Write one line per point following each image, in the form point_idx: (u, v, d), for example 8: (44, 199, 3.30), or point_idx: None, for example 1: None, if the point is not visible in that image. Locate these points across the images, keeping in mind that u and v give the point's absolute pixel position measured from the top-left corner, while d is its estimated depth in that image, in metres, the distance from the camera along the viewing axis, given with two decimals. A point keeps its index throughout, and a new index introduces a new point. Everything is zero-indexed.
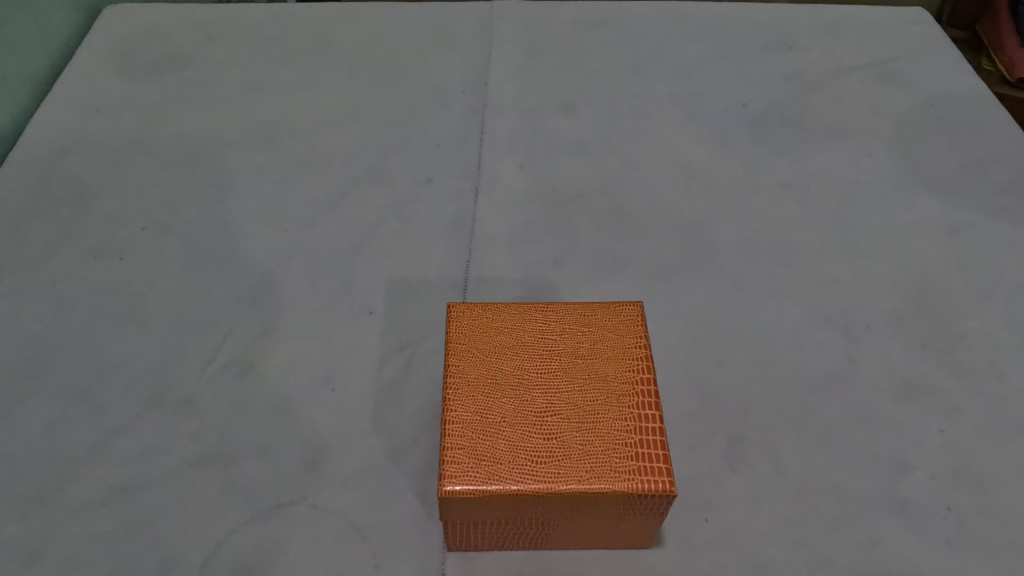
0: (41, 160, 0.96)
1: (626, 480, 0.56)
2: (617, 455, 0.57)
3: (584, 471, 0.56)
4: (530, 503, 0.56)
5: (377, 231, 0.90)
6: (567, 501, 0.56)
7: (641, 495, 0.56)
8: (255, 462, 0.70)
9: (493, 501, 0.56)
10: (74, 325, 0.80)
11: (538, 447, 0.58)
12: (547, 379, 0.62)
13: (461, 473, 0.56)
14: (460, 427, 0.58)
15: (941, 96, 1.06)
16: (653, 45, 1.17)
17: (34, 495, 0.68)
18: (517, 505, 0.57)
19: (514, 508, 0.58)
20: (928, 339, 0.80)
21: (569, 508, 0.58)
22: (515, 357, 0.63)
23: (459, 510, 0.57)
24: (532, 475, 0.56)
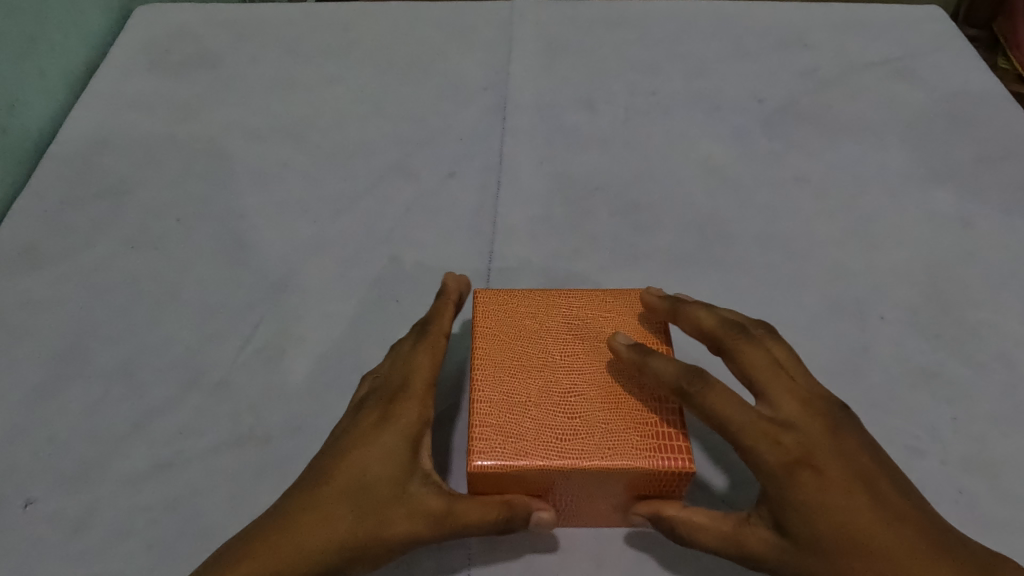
0: (78, 154, 0.99)
1: (650, 457, 0.58)
2: (638, 434, 0.60)
3: (607, 448, 0.59)
4: (555, 479, 0.59)
5: (401, 223, 0.93)
6: (590, 478, 0.59)
7: (663, 472, 0.58)
8: (287, 442, 0.73)
9: (518, 477, 0.59)
10: (113, 311, 0.84)
11: (562, 426, 0.60)
12: (569, 362, 0.64)
13: (489, 449, 0.58)
14: (487, 406, 0.61)
15: (957, 93, 1.07)
16: (672, 42, 1.18)
17: (79, 471, 0.72)
18: (541, 481, 0.59)
19: (539, 485, 0.60)
20: (941, 329, 0.82)
21: (591, 486, 0.60)
22: (539, 342, 0.66)
23: (485, 486, 0.60)
24: (557, 451, 0.58)
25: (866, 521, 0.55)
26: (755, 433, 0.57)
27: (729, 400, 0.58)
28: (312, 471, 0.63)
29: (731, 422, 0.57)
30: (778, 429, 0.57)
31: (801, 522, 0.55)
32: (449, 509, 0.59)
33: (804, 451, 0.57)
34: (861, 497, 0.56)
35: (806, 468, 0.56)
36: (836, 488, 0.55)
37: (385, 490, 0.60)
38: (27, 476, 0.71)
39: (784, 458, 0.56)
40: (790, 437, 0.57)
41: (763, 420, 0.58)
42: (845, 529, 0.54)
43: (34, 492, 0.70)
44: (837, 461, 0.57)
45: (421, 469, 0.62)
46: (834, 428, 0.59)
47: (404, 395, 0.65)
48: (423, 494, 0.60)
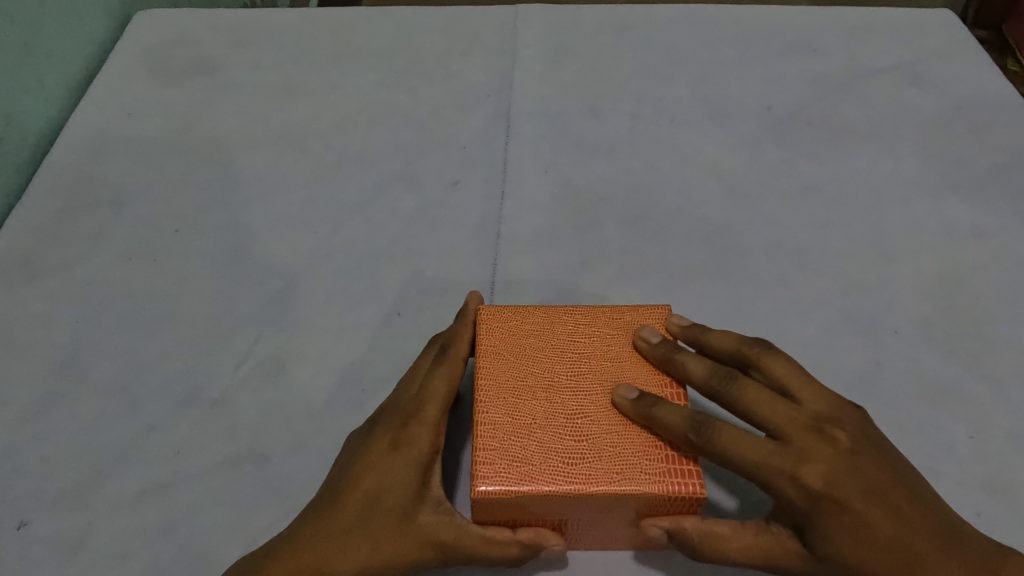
0: (76, 163, 0.98)
1: (660, 484, 0.56)
2: (646, 457, 0.58)
3: (614, 473, 0.57)
4: (562, 506, 0.57)
5: (404, 234, 0.91)
6: (598, 504, 0.57)
7: (673, 497, 0.56)
8: (287, 461, 0.72)
9: (522, 504, 0.57)
10: (110, 325, 0.82)
11: (568, 449, 0.58)
12: (575, 382, 0.62)
13: (492, 475, 0.57)
14: (491, 429, 0.59)
15: (969, 99, 1.05)
16: (678, 47, 1.16)
17: (74, 491, 0.70)
18: (547, 508, 0.58)
19: (545, 511, 0.58)
20: (956, 344, 0.80)
21: (599, 511, 0.58)
22: (545, 360, 0.64)
23: (490, 513, 0.58)
24: (563, 475, 0.57)
25: (893, 541, 0.54)
26: (771, 474, 0.56)
27: (739, 446, 0.56)
28: (324, 493, 0.63)
29: (745, 465, 0.56)
30: (795, 463, 0.55)
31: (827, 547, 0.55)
32: (457, 544, 0.58)
33: (826, 484, 0.55)
34: (887, 519, 0.54)
35: (829, 501, 0.54)
36: (857, 511, 0.54)
37: (396, 519, 0.59)
38: (21, 496, 0.70)
39: (806, 494, 0.55)
40: (810, 470, 0.55)
41: (778, 457, 0.56)
42: (872, 553, 0.54)
43: (28, 512, 0.69)
44: (859, 485, 0.55)
45: (432, 496, 0.61)
46: (851, 450, 0.56)
47: (416, 420, 0.63)
48: (434, 525, 0.59)
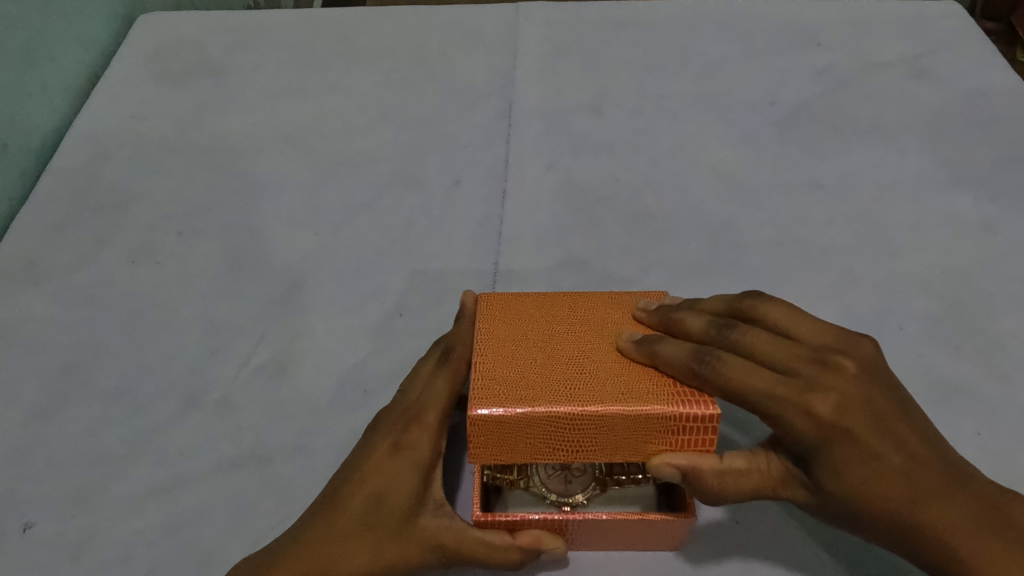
0: (79, 168, 0.98)
1: (671, 403, 0.54)
2: (653, 385, 0.56)
3: (620, 396, 0.55)
4: (568, 433, 0.55)
5: (405, 235, 0.91)
6: (606, 428, 0.55)
7: (685, 417, 0.54)
8: (289, 463, 0.72)
9: (523, 428, 0.54)
10: (113, 328, 0.83)
11: (570, 379, 0.57)
12: (574, 330, 0.62)
13: (489, 399, 0.55)
14: (488, 363, 0.58)
15: (975, 92, 1.04)
16: (680, 43, 1.15)
17: (78, 494, 0.71)
18: (552, 436, 0.55)
19: (549, 444, 0.56)
20: (963, 340, 0.79)
21: (608, 444, 0.56)
22: (544, 315, 0.63)
23: (489, 445, 0.56)
24: (566, 397, 0.55)
25: (901, 478, 0.53)
26: (779, 404, 0.54)
27: (745, 377, 0.55)
28: (325, 497, 0.63)
29: (751, 396, 0.55)
30: (803, 393, 0.54)
31: (833, 480, 0.54)
32: (458, 547, 0.59)
33: (837, 412, 0.53)
34: (895, 453, 0.54)
35: (840, 432, 0.53)
36: (866, 441, 0.53)
37: (396, 522, 0.59)
38: (25, 498, 0.70)
39: (816, 423, 0.53)
40: (822, 399, 0.53)
41: (785, 386, 0.54)
42: (878, 489, 0.53)
43: (33, 516, 0.69)
44: (869, 417, 0.54)
45: (433, 499, 0.61)
46: (858, 379, 0.55)
47: (417, 424, 0.63)
48: (434, 528, 0.59)
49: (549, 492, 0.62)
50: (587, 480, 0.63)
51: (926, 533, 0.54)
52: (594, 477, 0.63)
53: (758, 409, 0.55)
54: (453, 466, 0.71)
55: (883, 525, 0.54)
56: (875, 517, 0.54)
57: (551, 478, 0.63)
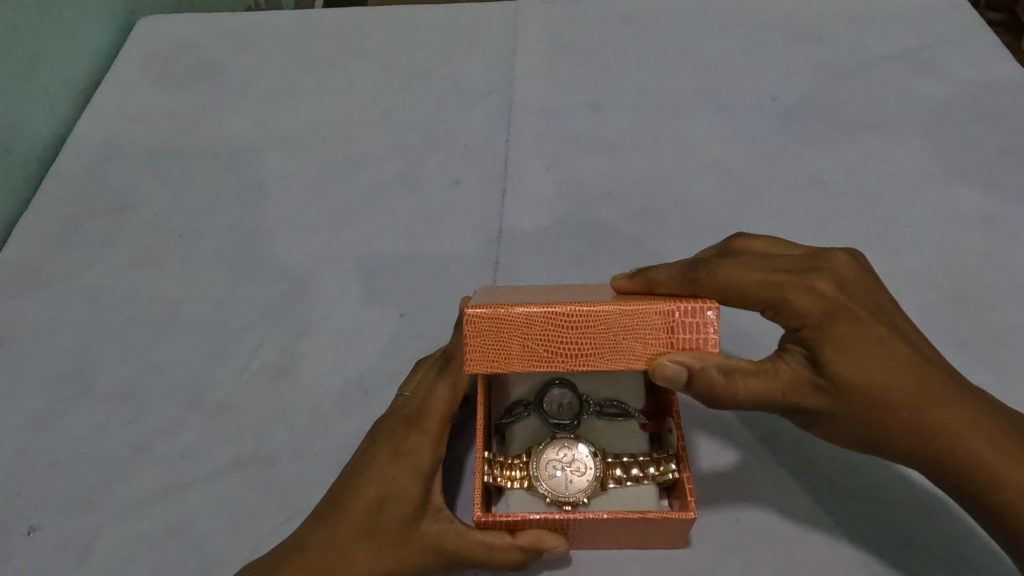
0: (81, 172, 0.99)
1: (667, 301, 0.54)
2: (646, 301, 0.57)
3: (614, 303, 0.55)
4: (565, 330, 0.54)
5: (406, 235, 0.91)
6: (605, 325, 0.53)
7: (683, 313, 0.53)
8: (291, 464, 0.72)
9: (520, 319, 0.54)
10: (115, 331, 0.83)
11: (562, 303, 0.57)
12: (560, 297, 0.64)
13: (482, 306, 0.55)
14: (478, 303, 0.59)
15: (980, 85, 1.03)
16: (681, 37, 1.14)
17: (82, 498, 0.71)
18: (549, 335, 0.54)
19: (547, 346, 0.54)
20: (965, 337, 0.79)
21: (608, 347, 0.54)
22: (529, 296, 0.67)
23: (485, 346, 0.54)
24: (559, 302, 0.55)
25: (901, 360, 0.56)
26: (779, 289, 0.57)
27: (742, 272, 0.59)
28: (327, 502, 0.63)
29: (751, 288, 0.58)
30: (798, 277, 0.57)
31: (844, 368, 0.55)
32: (458, 550, 0.58)
33: (833, 291, 0.56)
34: (896, 342, 0.57)
35: (841, 314, 0.55)
36: (865, 321, 0.56)
37: (398, 526, 0.59)
38: (30, 500, 0.71)
39: (818, 306, 0.56)
40: (819, 281, 0.56)
41: (783, 275, 0.57)
42: (883, 377, 0.55)
43: (38, 519, 0.70)
44: (868, 306, 0.57)
45: (433, 503, 0.61)
46: (851, 267, 0.58)
47: (417, 430, 0.64)
48: (436, 533, 0.59)
49: (549, 492, 0.62)
50: (588, 481, 0.63)
51: (931, 427, 0.56)
52: (594, 477, 0.63)
53: (759, 303, 0.58)
54: (455, 467, 0.71)
55: (890, 414, 0.56)
56: (883, 408, 0.56)
57: (551, 478, 0.63)
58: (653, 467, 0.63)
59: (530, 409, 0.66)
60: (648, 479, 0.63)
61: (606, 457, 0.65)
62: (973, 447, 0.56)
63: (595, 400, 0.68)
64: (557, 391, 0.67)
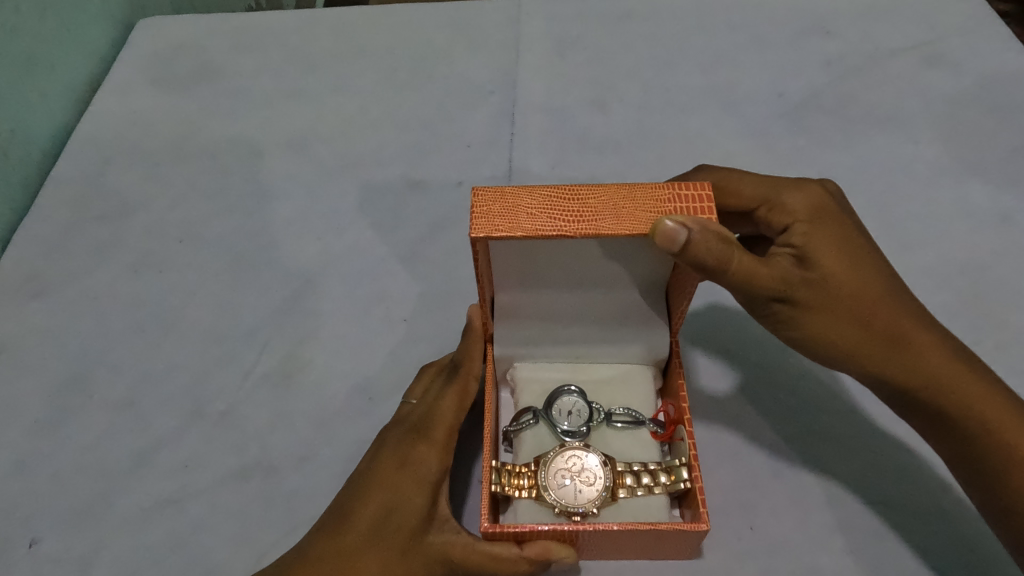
0: (81, 177, 0.98)
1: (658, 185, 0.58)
2: None
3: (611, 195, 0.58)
4: (567, 202, 0.56)
5: (410, 237, 0.90)
6: (603, 195, 0.56)
7: (676, 187, 0.56)
8: (296, 472, 0.71)
9: (523, 196, 0.56)
10: (116, 339, 0.82)
11: None
12: None
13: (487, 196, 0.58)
14: None
15: (993, 77, 1.01)
16: (686, 33, 1.12)
17: (84, 509, 0.70)
18: (552, 206, 0.55)
19: (552, 215, 0.55)
20: (981, 336, 0.78)
21: (611, 212, 0.55)
22: None
23: (492, 213, 0.55)
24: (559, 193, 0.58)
25: (874, 266, 0.63)
26: (774, 190, 0.66)
27: (743, 178, 0.68)
28: (332, 513, 0.62)
29: (750, 187, 0.67)
30: (790, 187, 0.66)
31: (826, 259, 0.61)
32: (465, 562, 0.57)
33: (817, 201, 0.65)
34: (871, 255, 0.63)
35: (826, 217, 0.64)
36: (843, 227, 0.64)
37: (405, 538, 0.58)
38: (31, 513, 0.70)
39: (808, 205, 0.64)
40: (810, 188, 0.66)
41: (776, 185, 0.66)
42: (858, 277, 0.61)
43: (39, 531, 0.69)
44: (850, 219, 0.65)
45: (441, 514, 0.60)
46: (835, 193, 0.68)
47: (424, 440, 0.62)
48: (442, 545, 0.58)
49: (558, 502, 0.61)
50: (598, 490, 0.62)
51: (899, 328, 0.61)
52: (604, 487, 0.62)
53: (754, 203, 0.67)
54: (461, 476, 0.70)
55: (862, 309, 0.61)
56: (857, 301, 0.61)
57: (560, 487, 0.61)
58: (664, 476, 0.62)
59: (539, 417, 0.66)
60: (660, 489, 0.62)
61: (616, 466, 0.63)
62: (932, 355, 0.61)
63: (604, 407, 0.67)
64: (566, 398, 0.66)
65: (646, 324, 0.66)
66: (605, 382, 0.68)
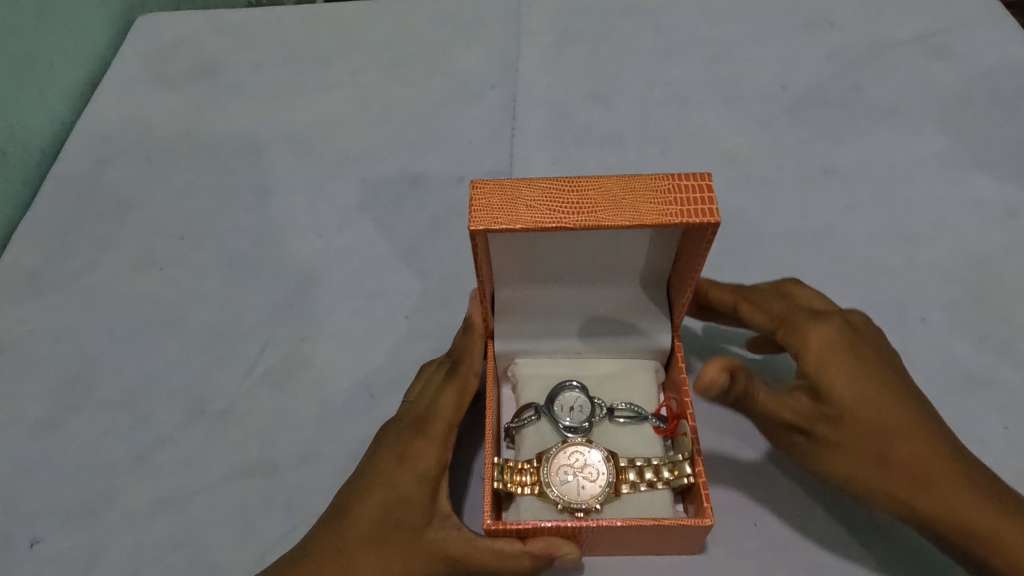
0: (81, 175, 0.97)
1: (661, 176, 0.57)
2: None
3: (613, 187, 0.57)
4: (566, 194, 0.55)
5: (411, 233, 0.90)
6: (603, 186, 0.55)
7: (677, 176, 0.55)
8: (297, 471, 0.71)
9: (522, 188, 0.55)
10: (117, 337, 0.82)
11: None
12: None
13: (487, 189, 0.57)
14: None
15: (997, 69, 1.00)
16: (688, 26, 1.12)
17: (85, 508, 0.70)
18: (552, 197, 0.55)
19: (551, 207, 0.54)
20: (987, 330, 0.77)
21: (610, 204, 0.54)
22: None
23: (491, 206, 0.54)
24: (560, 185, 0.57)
25: (904, 406, 0.58)
26: (795, 313, 0.63)
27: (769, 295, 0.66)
28: (332, 511, 0.62)
29: (771, 306, 0.63)
30: (812, 319, 0.61)
31: (844, 397, 0.57)
32: (466, 557, 0.56)
33: (841, 335, 0.60)
34: (903, 394, 0.58)
35: (847, 354, 0.59)
36: (866, 361, 0.59)
37: (404, 534, 0.58)
38: (32, 513, 0.70)
39: (824, 337, 0.60)
40: (831, 322, 0.61)
41: (800, 315, 0.62)
42: (887, 418, 0.57)
43: (40, 530, 0.69)
44: (873, 350, 0.60)
45: (441, 510, 0.59)
46: (867, 328, 0.62)
47: (423, 436, 0.62)
48: (442, 539, 0.57)
49: (561, 498, 0.60)
50: (601, 486, 0.61)
51: (935, 464, 0.56)
52: (607, 483, 0.61)
53: (774, 321, 0.64)
54: (462, 473, 0.70)
55: (893, 454, 0.56)
56: (886, 442, 0.56)
57: (563, 483, 0.61)
58: (667, 471, 0.61)
59: (541, 412, 0.65)
60: (663, 484, 0.61)
61: (619, 461, 0.63)
62: (961, 506, 0.55)
63: (606, 403, 0.66)
64: (568, 394, 0.66)
65: (652, 317, 0.65)
66: (608, 377, 0.68)
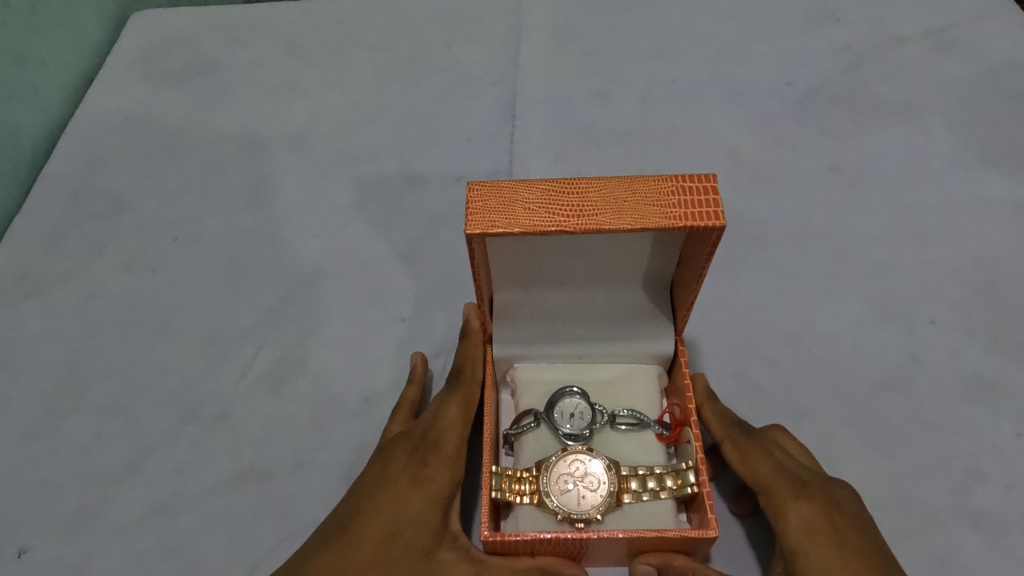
0: (73, 175, 0.96)
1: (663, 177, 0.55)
2: None
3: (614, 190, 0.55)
4: (565, 197, 0.53)
5: (408, 234, 0.88)
6: (604, 187, 0.53)
7: (681, 178, 0.54)
8: (290, 478, 0.69)
9: (520, 189, 0.54)
10: (108, 340, 0.80)
11: None
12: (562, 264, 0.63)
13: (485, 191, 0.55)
14: None
15: (1008, 64, 0.98)
16: (691, 22, 1.10)
17: (74, 516, 0.69)
18: (552, 199, 0.53)
19: (550, 209, 0.52)
20: (999, 333, 0.76)
21: (611, 206, 0.52)
22: None
23: (489, 209, 0.53)
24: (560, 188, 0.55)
25: None
26: (779, 483, 0.57)
27: (759, 451, 0.60)
28: (329, 524, 0.60)
29: (756, 470, 0.59)
30: (795, 490, 0.56)
31: None
32: None
33: (823, 513, 0.55)
34: None
35: (829, 537, 0.53)
36: (850, 546, 0.53)
37: (416, 557, 0.56)
38: (20, 520, 0.68)
39: (803, 520, 0.54)
40: (816, 500, 0.56)
41: (784, 485, 0.57)
42: None
43: (28, 539, 0.67)
44: (863, 530, 0.54)
45: (450, 530, 0.58)
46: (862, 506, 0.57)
47: (435, 456, 0.61)
48: (451, 561, 0.55)
49: (561, 509, 0.58)
50: (602, 496, 0.59)
51: None
52: (608, 493, 0.59)
53: (758, 484, 0.58)
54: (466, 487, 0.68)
55: None
56: None
57: (564, 492, 0.59)
58: (670, 480, 0.59)
59: (541, 419, 0.64)
60: (666, 493, 0.59)
61: (620, 470, 0.61)
62: None
63: (607, 409, 0.65)
64: (568, 400, 0.64)
65: (654, 323, 0.64)
66: (609, 382, 0.66)
